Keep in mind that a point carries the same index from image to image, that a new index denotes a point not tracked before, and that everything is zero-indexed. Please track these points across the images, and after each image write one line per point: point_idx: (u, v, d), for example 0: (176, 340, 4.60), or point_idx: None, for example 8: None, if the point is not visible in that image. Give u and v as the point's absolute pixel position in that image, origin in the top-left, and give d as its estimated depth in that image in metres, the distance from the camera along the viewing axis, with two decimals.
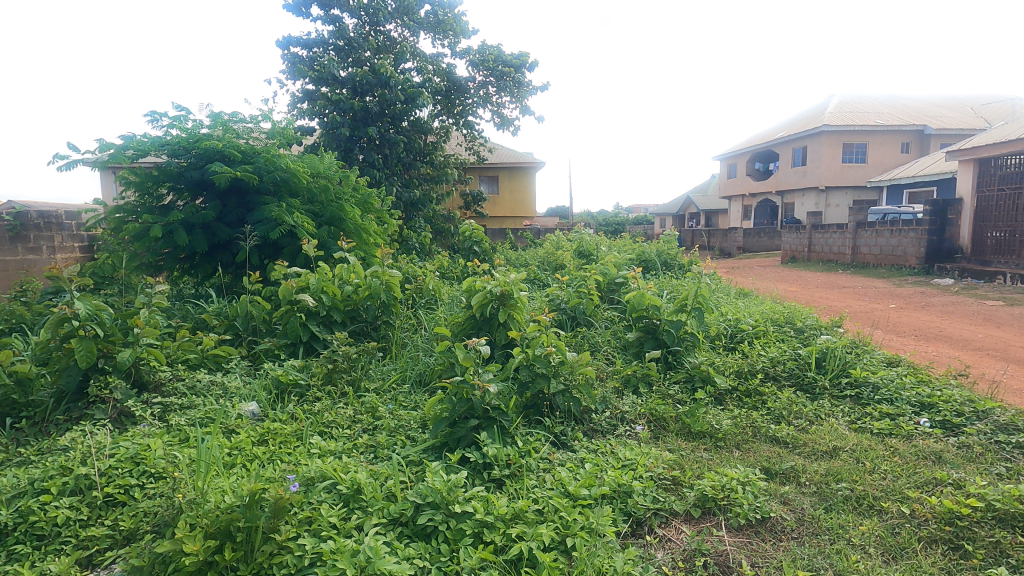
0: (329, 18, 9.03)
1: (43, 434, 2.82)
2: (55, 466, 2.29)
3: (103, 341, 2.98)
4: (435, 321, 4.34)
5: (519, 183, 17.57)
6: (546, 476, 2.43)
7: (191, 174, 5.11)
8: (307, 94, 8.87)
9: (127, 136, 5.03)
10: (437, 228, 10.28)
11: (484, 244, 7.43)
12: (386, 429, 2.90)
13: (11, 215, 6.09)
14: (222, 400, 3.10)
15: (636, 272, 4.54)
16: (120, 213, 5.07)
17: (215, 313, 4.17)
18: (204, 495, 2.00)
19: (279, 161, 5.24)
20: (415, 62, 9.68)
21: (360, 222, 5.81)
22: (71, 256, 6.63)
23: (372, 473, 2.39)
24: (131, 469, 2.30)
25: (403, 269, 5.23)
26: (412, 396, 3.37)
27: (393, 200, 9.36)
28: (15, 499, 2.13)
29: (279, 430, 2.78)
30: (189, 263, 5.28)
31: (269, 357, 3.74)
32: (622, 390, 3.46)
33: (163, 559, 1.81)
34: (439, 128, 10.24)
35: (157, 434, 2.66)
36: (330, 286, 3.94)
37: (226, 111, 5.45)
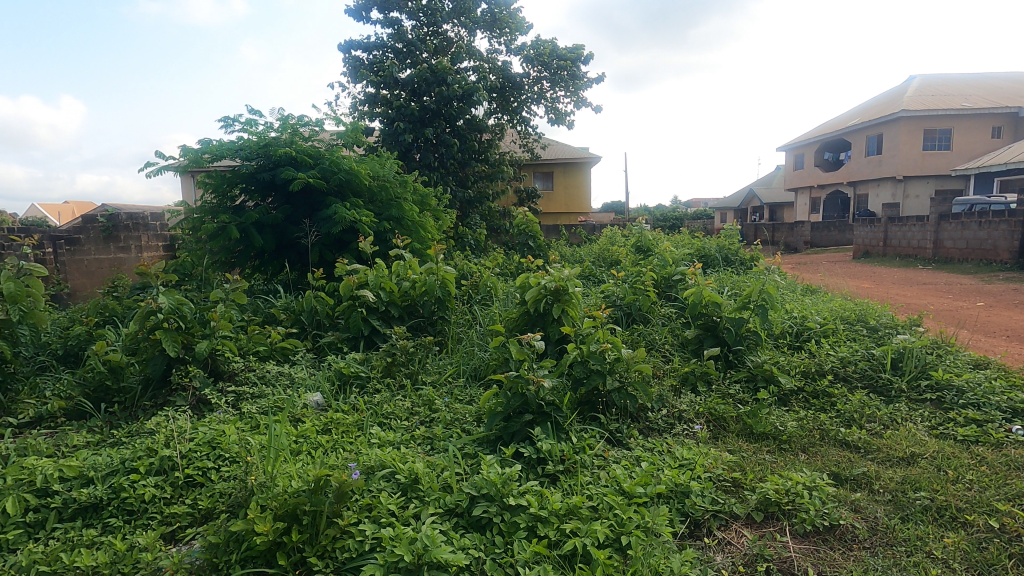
0: (388, 21, 9.27)
1: (132, 418, 3.06)
2: (143, 448, 2.49)
3: (184, 332, 3.22)
4: (490, 316, 4.37)
5: (575, 178, 17.43)
6: (601, 473, 2.41)
7: (261, 176, 5.38)
8: (368, 96, 9.14)
9: (205, 141, 5.35)
10: (492, 225, 10.37)
11: (538, 239, 7.41)
12: (442, 421, 2.98)
13: (104, 216, 6.72)
14: (290, 390, 3.26)
15: (695, 267, 4.40)
16: (198, 213, 5.41)
17: (283, 308, 4.37)
18: (273, 479, 2.12)
19: (342, 163, 5.45)
20: (472, 60, 9.78)
21: (417, 218, 5.96)
22: (157, 253, 7.07)
23: (429, 464, 2.44)
24: (208, 452, 2.46)
25: (458, 265, 5.30)
26: (467, 390, 3.42)
27: (449, 199, 9.53)
28: (109, 476, 2.32)
29: (341, 420, 2.90)
30: (259, 261, 5.57)
31: (332, 350, 3.89)
32: (680, 389, 3.37)
33: (236, 538, 1.93)
34: (495, 126, 10.31)
35: (231, 420, 2.83)
36: (388, 282, 4.06)
37: (293, 115, 5.69)
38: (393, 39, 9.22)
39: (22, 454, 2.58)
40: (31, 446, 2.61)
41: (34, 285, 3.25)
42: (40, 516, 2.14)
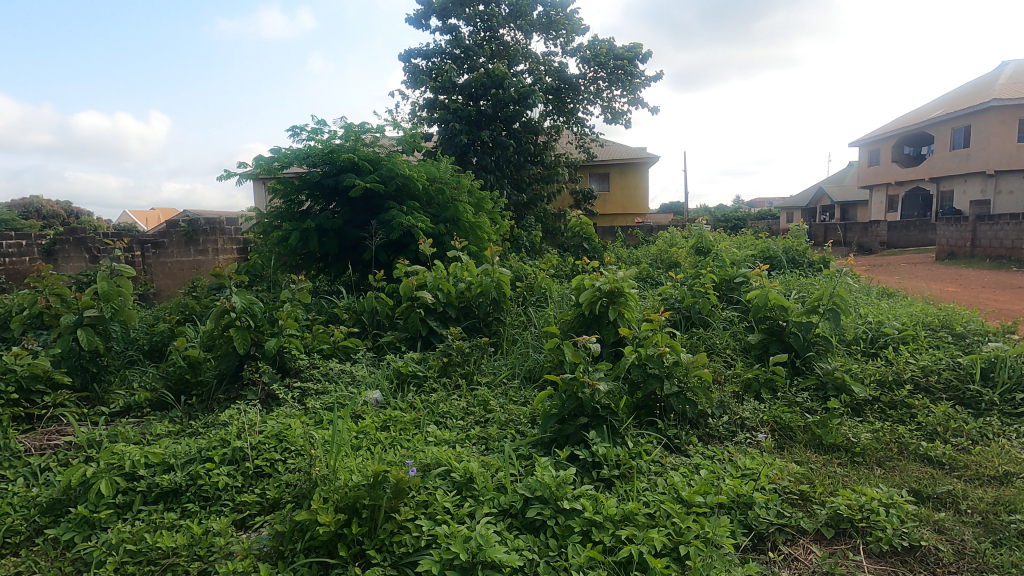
0: (446, 28, 9.45)
1: (208, 410, 3.27)
2: (217, 438, 2.64)
3: (254, 330, 3.42)
4: (545, 318, 4.36)
5: (632, 179, 17.14)
6: (659, 480, 2.35)
7: (326, 182, 5.61)
8: (427, 102, 9.35)
9: (275, 150, 5.61)
10: (546, 227, 10.37)
11: (594, 241, 7.34)
12: (497, 422, 3.00)
13: (185, 222, 7.22)
14: (351, 387, 3.38)
15: (760, 269, 4.21)
16: (268, 218, 5.71)
17: (345, 308, 4.53)
18: (335, 473, 2.20)
19: (400, 168, 5.60)
20: (528, 63, 9.82)
21: (474, 220, 6.07)
22: (231, 256, 7.53)
23: (484, 464, 2.47)
24: (276, 445, 2.58)
25: (513, 267, 5.33)
26: (521, 392, 3.43)
27: (504, 201, 9.60)
28: (187, 464, 2.48)
29: (399, 417, 2.97)
30: (324, 263, 5.81)
31: (391, 349, 4.01)
32: (742, 396, 3.24)
33: (301, 527, 2.01)
34: (550, 128, 10.30)
35: (297, 415, 2.96)
36: (445, 283, 4.13)
37: (356, 122, 5.86)
38: (451, 45, 9.38)
39: (114, 440, 2.80)
40: (121, 434, 2.83)
41: (123, 285, 3.51)
42: (127, 498, 2.32)
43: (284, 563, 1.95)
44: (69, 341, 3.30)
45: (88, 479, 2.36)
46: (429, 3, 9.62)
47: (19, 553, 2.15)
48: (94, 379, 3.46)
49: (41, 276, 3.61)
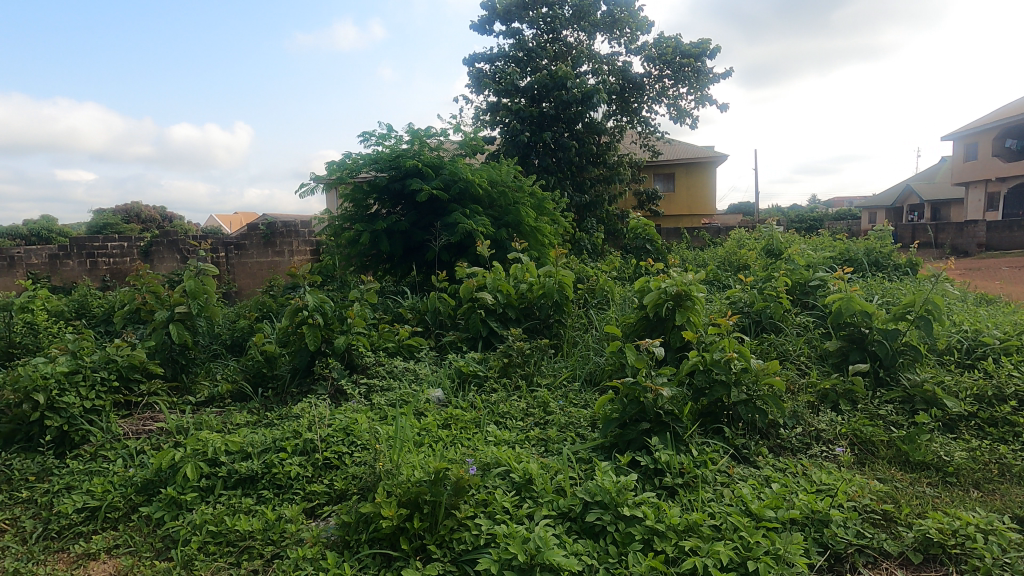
0: (510, 31, 9.53)
1: (282, 403, 3.45)
2: (289, 430, 2.78)
3: (325, 328, 3.58)
4: (606, 321, 4.30)
5: (698, 179, 16.61)
6: (725, 491, 2.25)
7: (393, 186, 5.79)
8: (490, 105, 9.45)
9: (346, 156, 5.84)
10: (609, 229, 10.22)
11: (658, 242, 7.15)
12: (557, 424, 2.98)
13: (264, 225, 7.69)
14: (414, 385, 3.46)
15: (839, 272, 3.96)
16: (338, 221, 5.96)
17: (409, 308, 4.65)
18: (398, 468, 2.26)
19: (463, 171, 5.70)
20: (591, 63, 9.74)
21: (535, 223, 6.11)
22: (304, 256, 7.95)
23: (543, 465, 2.46)
24: (343, 438, 2.69)
25: (574, 268, 5.29)
26: (582, 395, 3.39)
27: (566, 203, 9.55)
28: (263, 452, 2.63)
29: (460, 416, 3.01)
30: (390, 264, 6.00)
31: (453, 349, 4.08)
32: (818, 406, 3.05)
33: (365, 519, 2.08)
34: (613, 128, 10.15)
35: (363, 410, 3.07)
36: (505, 285, 4.17)
37: (422, 127, 6.02)
38: (514, 48, 9.44)
39: (199, 428, 3.01)
40: (205, 423, 3.04)
41: (209, 283, 3.80)
42: (210, 482, 2.48)
43: (349, 552, 2.02)
44: (161, 334, 3.58)
45: (176, 462, 2.55)
46: (493, 8, 9.75)
47: (117, 527, 2.35)
48: (182, 370, 3.74)
49: (139, 275, 3.94)
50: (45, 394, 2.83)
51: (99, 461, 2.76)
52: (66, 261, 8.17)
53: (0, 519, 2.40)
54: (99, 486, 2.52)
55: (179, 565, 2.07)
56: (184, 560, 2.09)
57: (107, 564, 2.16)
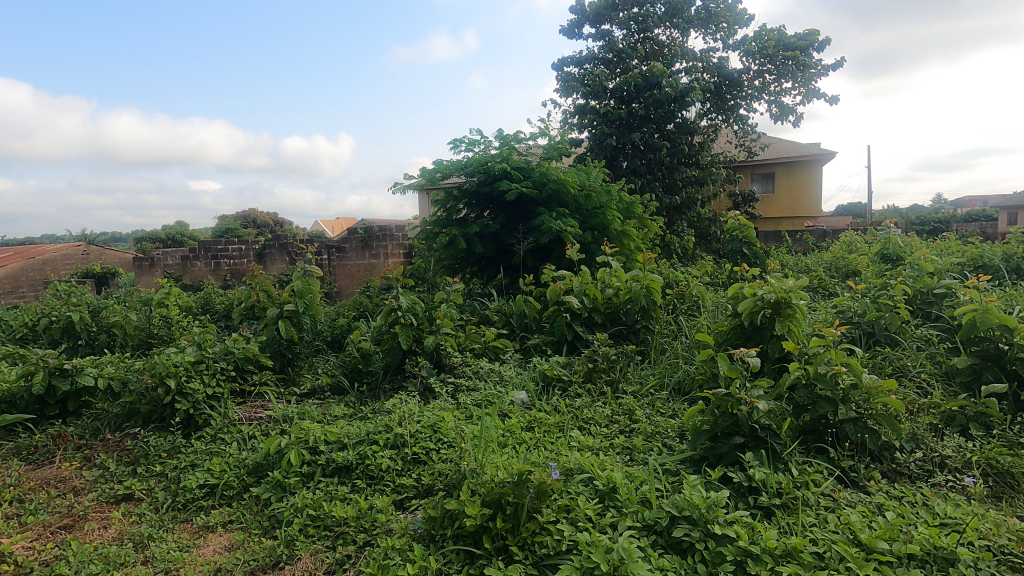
0: (599, 33, 9.42)
1: (376, 398, 3.64)
2: (382, 424, 2.92)
3: (416, 328, 3.74)
4: (697, 328, 4.13)
5: (802, 179, 15.50)
6: (830, 517, 2.08)
7: (481, 191, 5.92)
8: (578, 108, 9.32)
9: (438, 162, 6.05)
10: (700, 232, 9.81)
11: (755, 246, 6.69)
12: (643, 433, 2.90)
13: (362, 229, 8.18)
14: (499, 386, 3.51)
15: (970, 280, 3.53)
16: (430, 225, 6.20)
17: (495, 310, 4.72)
18: (482, 467, 2.30)
19: (551, 174, 5.73)
20: (684, 61, 9.40)
21: (622, 227, 6.00)
22: (398, 259, 8.34)
23: (628, 475, 2.39)
24: (431, 435, 2.79)
25: (663, 273, 5.12)
26: (670, 404, 3.27)
27: (655, 206, 9.27)
28: (358, 444, 2.78)
29: (544, 419, 3.01)
30: (477, 267, 6.14)
31: (537, 352, 4.09)
32: (942, 429, 2.73)
33: (450, 515, 2.14)
34: (707, 127, 9.74)
35: (450, 409, 3.16)
36: (592, 289, 4.12)
37: (510, 132, 6.12)
38: (603, 50, 9.31)
39: (302, 418, 3.25)
40: (307, 413, 3.28)
41: (313, 283, 4.11)
42: (310, 468, 2.66)
43: (435, 546, 2.09)
44: (272, 330, 3.91)
45: (282, 448, 2.77)
46: (583, 11, 9.68)
47: (231, 504, 2.59)
48: (289, 363, 4.06)
49: (254, 275, 4.33)
50: (175, 380, 3.19)
51: (218, 443, 3.05)
52: (195, 262, 9.27)
53: (138, 488, 2.72)
54: (217, 466, 2.79)
55: (282, 543, 2.24)
56: (287, 539, 2.26)
57: (223, 537, 2.39)
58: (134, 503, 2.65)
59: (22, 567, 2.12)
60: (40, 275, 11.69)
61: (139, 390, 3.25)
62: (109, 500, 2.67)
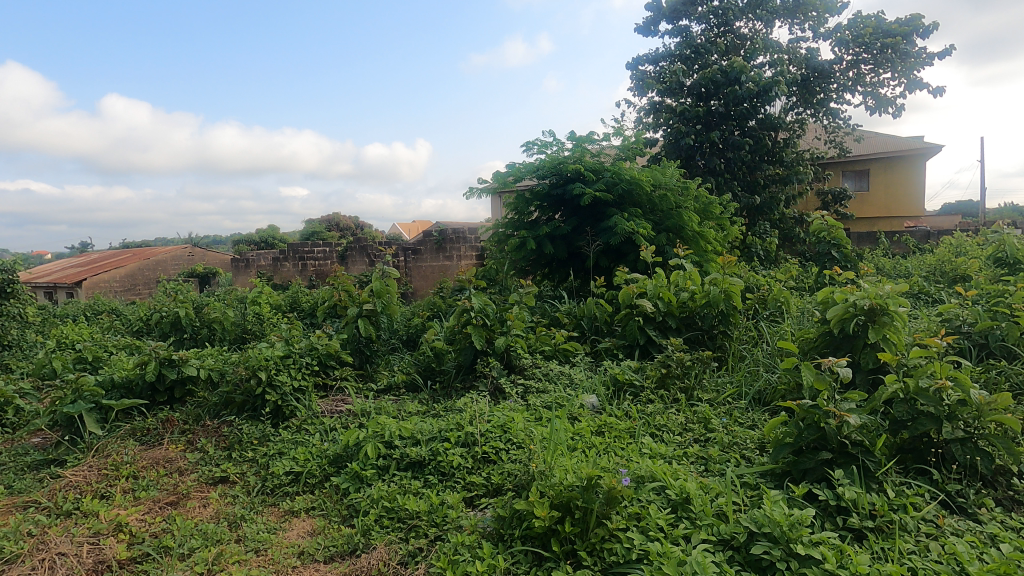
0: (676, 29, 9.16)
1: (448, 396, 3.73)
2: (453, 422, 2.99)
3: (487, 329, 3.80)
4: (780, 335, 3.90)
5: (901, 175, 14.28)
6: (931, 545, 1.89)
7: (553, 193, 5.92)
8: (653, 107, 9.13)
9: (511, 165, 6.11)
10: (784, 234, 9.28)
11: (847, 248, 6.20)
12: (719, 443, 2.78)
13: (437, 232, 8.43)
14: (569, 389, 3.48)
15: None
16: (502, 227, 6.27)
17: (566, 312, 4.69)
18: (551, 470, 2.30)
19: (625, 174, 5.64)
20: (768, 54, 8.94)
21: (698, 228, 5.79)
22: (471, 261, 8.51)
23: (703, 486, 2.30)
24: (500, 435, 2.82)
25: (743, 277, 4.89)
26: (749, 414, 3.12)
27: (735, 206, 8.87)
28: (431, 440, 2.86)
29: (614, 424, 2.96)
30: (548, 269, 6.13)
31: (608, 356, 4.03)
32: None
33: (519, 516, 2.15)
34: (793, 122, 9.21)
35: (520, 410, 3.18)
36: (666, 292, 4.00)
37: (583, 133, 6.08)
38: (680, 46, 9.02)
39: (379, 413, 3.39)
40: (384, 408, 3.41)
41: (391, 284, 4.28)
42: (386, 462, 2.77)
43: (503, 545, 2.11)
44: (352, 328, 4.12)
45: (360, 442, 2.91)
46: (659, 8, 9.45)
47: (314, 492, 2.74)
48: (367, 360, 4.24)
49: (337, 275, 4.57)
50: (266, 372, 3.43)
51: (303, 433, 3.25)
52: (286, 263, 9.93)
53: (233, 472, 2.94)
54: (302, 455, 2.97)
55: (360, 532, 2.35)
56: (364, 528, 2.36)
57: (306, 522, 2.53)
58: (229, 485, 2.88)
59: (136, 537, 2.35)
60: (152, 274, 12.92)
61: (234, 381, 3.51)
62: (208, 481, 2.91)
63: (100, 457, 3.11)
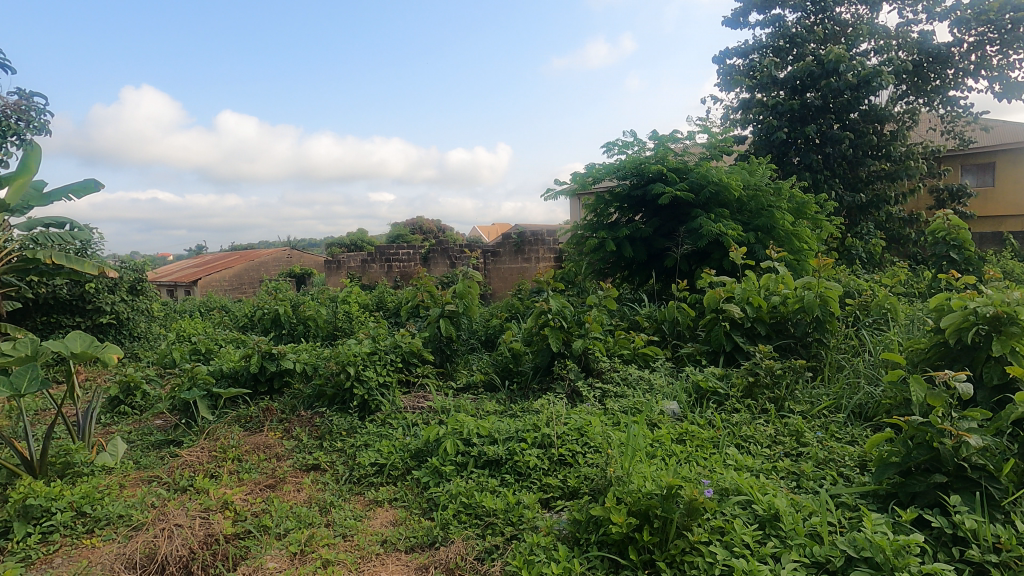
0: (769, 19, 8.67)
1: (525, 396, 3.76)
2: (530, 423, 3.01)
3: (565, 331, 3.80)
4: (885, 345, 3.59)
5: None
6: None
7: (634, 193, 5.80)
8: (742, 102, 8.69)
9: (591, 166, 6.04)
10: (891, 235, 8.59)
11: (968, 250, 5.58)
12: (813, 458, 2.59)
13: (516, 234, 8.52)
14: (649, 395, 3.39)
15: None
16: (581, 229, 6.22)
17: (646, 316, 4.58)
18: (629, 476, 2.25)
19: (712, 174, 5.42)
20: (873, 40, 8.26)
21: (792, 229, 5.45)
22: (549, 263, 8.52)
23: (794, 503, 2.16)
24: (577, 438, 2.80)
25: (843, 281, 4.54)
26: (848, 429, 2.89)
27: (834, 205, 8.25)
28: (508, 439, 2.90)
29: (697, 433, 2.85)
30: (628, 271, 5.99)
31: (691, 361, 3.88)
32: None
33: (595, 521, 2.12)
34: (903, 113, 8.43)
35: (597, 414, 3.14)
36: (756, 297, 3.79)
37: (666, 132, 5.91)
38: (773, 37, 8.51)
39: (458, 411, 3.47)
40: (463, 406, 3.49)
41: (472, 286, 4.39)
42: (464, 459, 2.84)
43: (579, 549, 2.08)
44: (434, 328, 4.26)
45: (440, 437, 2.99)
46: None
47: (396, 483, 2.86)
48: (447, 359, 4.36)
49: (421, 277, 4.74)
50: (354, 368, 3.63)
51: (387, 427, 3.40)
52: (373, 264, 10.44)
53: (324, 460, 3.13)
54: (386, 448, 3.10)
55: (439, 525, 2.42)
56: (443, 522, 2.43)
57: (389, 512, 2.65)
58: (319, 473, 3.07)
59: (240, 515, 2.56)
60: (256, 274, 14.05)
61: (326, 375, 3.74)
62: (302, 468, 3.11)
63: (211, 440, 3.43)
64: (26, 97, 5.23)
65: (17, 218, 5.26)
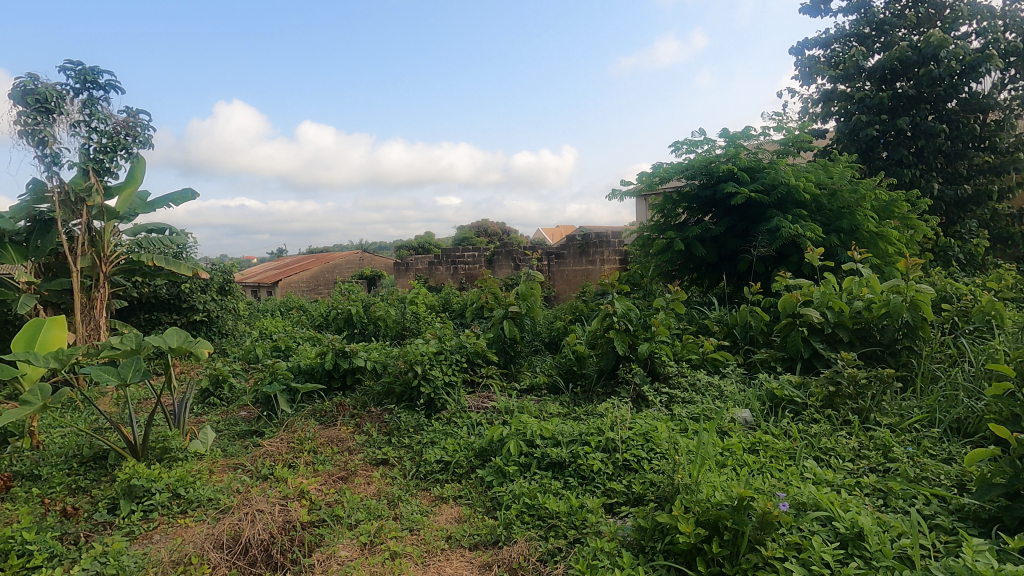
0: (853, 5, 8.14)
1: (589, 400, 3.73)
2: (594, 426, 2.97)
3: (631, 334, 3.74)
4: (988, 354, 3.28)
5: None
6: None
7: (703, 193, 5.60)
8: (822, 95, 8.19)
9: (658, 165, 5.89)
10: (995, 235, 7.84)
11: None
12: (903, 475, 2.40)
13: (580, 235, 8.46)
14: (719, 401, 3.26)
15: None
16: (647, 231, 6.09)
17: (717, 320, 4.41)
18: (697, 484, 2.18)
19: (789, 171, 5.15)
20: (975, 22, 7.57)
21: (878, 229, 5.09)
22: (614, 265, 8.39)
23: (880, 522, 2.00)
24: (643, 443, 2.73)
25: (938, 285, 4.19)
26: (944, 446, 2.66)
27: (934, 200, 7.60)
28: (571, 442, 2.88)
29: (771, 443, 2.71)
30: (697, 273, 5.79)
31: (765, 368, 3.69)
32: None
33: (661, 529, 2.07)
34: (1010, 100, 7.67)
35: (664, 419, 3.05)
36: (837, 301, 3.56)
37: (738, 130, 5.68)
38: (858, 24, 7.97)
39: (521, 411, 3.49)
40: (526, 407, 3.51)
41: (535, 287, 4.40)
42: (527, 460, 2.84)
43: (644, 557, 2.04)
44: (498, 329, 4.30)
45: (504, 438, 3.02)
46: None
47: (461, 481, 2.92)
48: (511, 360, 4.40)
49: (485, 279, 4.81)
50: (421, 367, 3.74)
51: (452, 425, 3.47)
52: (440, 266, 10.68)
53: (392, 455, 3.24)
54: (451, 445, 3.17)
55: (502, 524, 2.44)
56: (506, 522, 2.45)
57: (453, 509, 2.70)
58: (388, 467, 3.18)
59: (315, 504, 2.70)
60: (331, 275, 14.76)
61: (395, 373, 3.87)
62: (372, 462, 3.23)
63: (289, 432, 3.64)
64: (133, 114, 5.76)
65: (125, 224, 5.81)
